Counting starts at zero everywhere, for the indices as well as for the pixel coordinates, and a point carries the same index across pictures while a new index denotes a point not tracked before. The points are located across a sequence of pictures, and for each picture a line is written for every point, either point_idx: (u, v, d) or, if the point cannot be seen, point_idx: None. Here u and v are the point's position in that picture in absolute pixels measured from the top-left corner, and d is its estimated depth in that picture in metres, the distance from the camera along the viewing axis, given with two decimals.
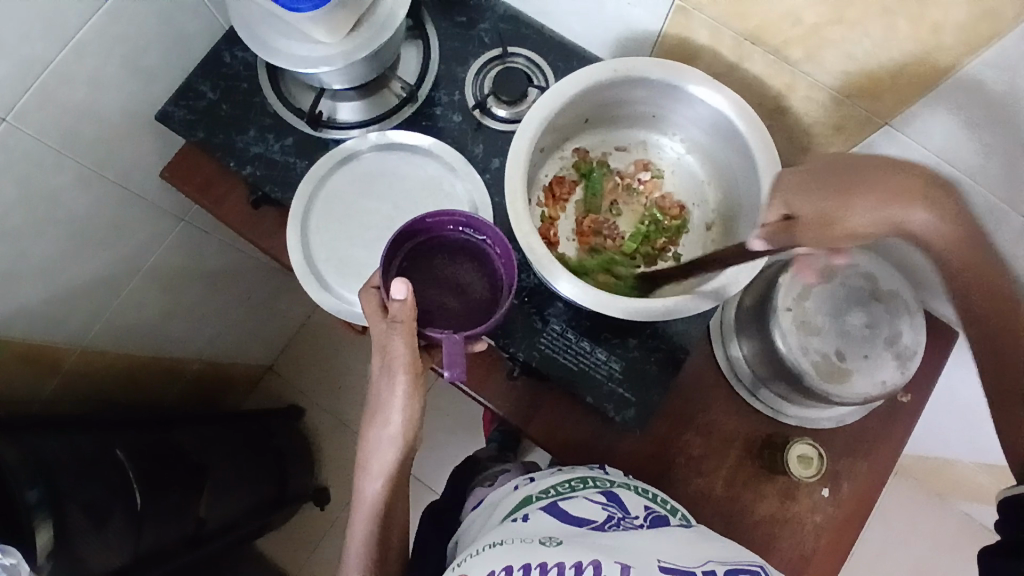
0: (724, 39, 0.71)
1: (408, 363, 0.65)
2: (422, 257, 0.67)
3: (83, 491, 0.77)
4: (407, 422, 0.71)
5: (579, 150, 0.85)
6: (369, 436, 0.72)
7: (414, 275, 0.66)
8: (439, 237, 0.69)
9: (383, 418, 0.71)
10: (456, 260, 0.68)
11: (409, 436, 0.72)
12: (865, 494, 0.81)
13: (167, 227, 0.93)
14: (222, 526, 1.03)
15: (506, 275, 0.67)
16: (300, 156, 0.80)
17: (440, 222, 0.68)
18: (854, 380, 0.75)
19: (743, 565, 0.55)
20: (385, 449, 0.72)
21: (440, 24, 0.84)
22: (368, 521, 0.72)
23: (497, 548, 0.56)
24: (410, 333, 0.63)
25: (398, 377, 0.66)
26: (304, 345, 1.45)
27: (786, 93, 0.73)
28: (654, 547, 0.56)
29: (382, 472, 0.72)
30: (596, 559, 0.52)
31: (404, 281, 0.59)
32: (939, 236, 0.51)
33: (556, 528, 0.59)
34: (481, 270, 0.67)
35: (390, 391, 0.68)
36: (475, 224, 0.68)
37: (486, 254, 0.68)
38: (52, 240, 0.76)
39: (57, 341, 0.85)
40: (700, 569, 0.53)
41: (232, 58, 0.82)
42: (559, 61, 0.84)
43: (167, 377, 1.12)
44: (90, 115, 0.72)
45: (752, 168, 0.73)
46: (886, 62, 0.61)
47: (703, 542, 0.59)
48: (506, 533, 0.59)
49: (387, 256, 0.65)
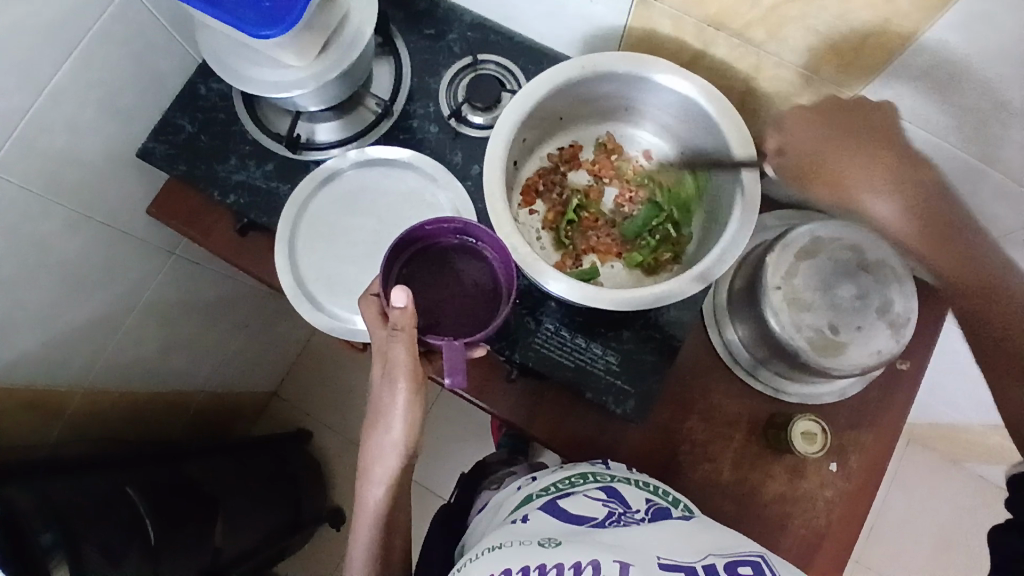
0: (687, 28, 0.72)
1: (410, 370, 0.64)
2: (422, 265, 0.68)
3: (100, 531, 0.77)
4: (410, 428, 0.69)
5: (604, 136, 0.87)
6: (371, 443, 0.70)
7: (414, 284, 0.67)
8: (437, 245, 0.69)
9: (385, 427, 0.68)
10: (452, 267, 0.68)
11: (410, 443, 0.70)
12: (874, 464, 0.82)
13: (159, 262, 0.94)
14: (239, 555, 1.03)
15: (504, 281, 0.68)
16: (283, 180, 0.81)
17: (439, 230, 0.69)
18: (849, 351, 0.75)
19: (742, 557, 0.54)
20: (386, 458, 0.70)
21: (409, 38, 0.85)
22: (371, 528, 0.72)
23: (495, 553, 0.56)
24: (412, 340, 0.62)
25: (398, 386, 0.65)
26: (307, 368, 1.46)
27: (754, 74, 0.74)
28: (653, 544, 0.54)
29: (385, 477, 0.71)
30: (595, 558, 0.51)
31: (404, 290, 0.59)
32: (893, 222, 0.63)
33: (555, 528, 0.58)
34: (478, 276, 0.68)
35: (390, 400, 0.66)
36: (472, 231, 0.69)
37: (484, 259, 0.69)
38: (46, 285, 0.77)
39: (61, 385, 0.86)
40: (700, 564, 0.52)
41: (207, 90, 0.83)
42: (530, 64, 0.85)
43: (172, 411, 1.13)
44: (73, 158, 0.73)
45: (726, 151, 0.74)
46: (846, 34, 0.62)
47: (704, 534, 0.57)
48: (505, 536, 0.59)
49: (387, 264, 0.66)
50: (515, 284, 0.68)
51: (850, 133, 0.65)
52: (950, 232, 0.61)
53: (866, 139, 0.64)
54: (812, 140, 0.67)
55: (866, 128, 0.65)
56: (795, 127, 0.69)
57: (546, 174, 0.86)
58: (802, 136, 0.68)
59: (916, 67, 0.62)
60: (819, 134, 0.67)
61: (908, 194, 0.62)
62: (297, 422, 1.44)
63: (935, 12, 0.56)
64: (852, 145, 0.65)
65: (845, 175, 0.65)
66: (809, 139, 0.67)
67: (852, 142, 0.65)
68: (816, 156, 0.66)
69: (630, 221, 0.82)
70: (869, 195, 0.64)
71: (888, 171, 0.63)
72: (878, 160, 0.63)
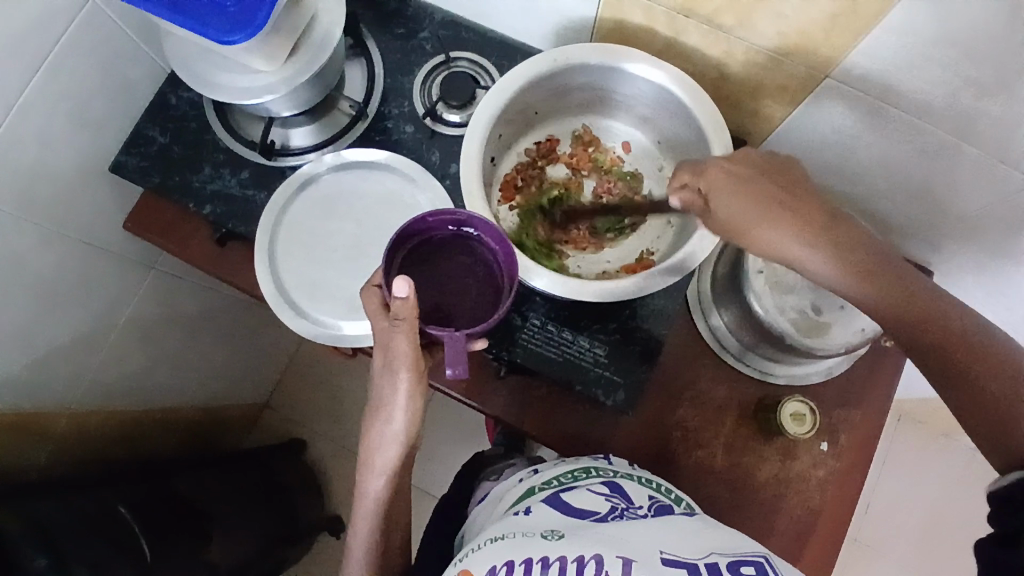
0: (658, 16, 0.72)
1: (412, 362, 0.63)
2: (423, 257, 0.66)
3: (89, 550, 0.75)
4: (412, 420, 0.68)
5: (580, 129, 0.86)
6: (370, 434, 0.69)
7: (415, 275, 0.66)
8: (438, 237, 0.68)
9: (386, 418, 0.68)
10: (454, 259, 0.67)
11: (411, 436, 0.69)
12: (864, 441, 0.82)
13: (138, 277, 0.92)
14: (234, 568, 1.00)
15: (506, 273, 0.66)
16: (259, 188, 0.80)
17: (440, 222, 0.67)
18: (833, 332, 0.76)
19: (745, 556, 0.53)
20: (385, 452, 0.69)
21: (380, 39, 0.84)
22: (369, 530, 0.71)
23: (497, 544, 0.56)
24: (414, 331, 0.61)
25: (400, 377, 0.64)
26: (296, 377, 1.45)
27: (726, 60, 0.74)
28: (656, 538, 0.54)
29: (385, 469, 0.70)
30: (598, 552, 0.51)
31: (405, 278, 0.56)
32: (833, 272, 0.55)
33: (558, 521, 0.58)
34: (480, 269, 0.67)
35: (392, 391, 0.66)
36: (473, 222, 0.67)
37: (485, 252, 0.68)
38: (24, 307, 0.76)
39: (45, 407, 0.84)
40: (704, 562, 0.51)
41: (178, 100, 0.82)
42: (503, 60, 0.85)
43: (160, 427, 1.11)
44: (44, 176, 0.72)
45: (702, 137, 0.74)
46: (815, 16, 0.62)
47: (708, 532, 0.57)
48: (507, 528, 0.59)
49: (388, 254, 0.64)
50: (517, 277, 0.66)
51: (777, 193, 0.58)
52: (894, 281, 0.55)
53: (788, 198, 0.58)
54: (736, 203, 0.59)
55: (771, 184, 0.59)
56: (720, 185, 0.61)
57: (523, 168, 0.85)
58: (727, 192, 0.60)
59: (885, 46, 0.62)
60: (743, 195, 0.59)
61: (839, 252, 0.55)
62: (289, 431, 1.43)
63: None
64: (786, 202, 0.57)
65: (777, 239, 0.57)
66: (734, 199, 0.59)
67: (780, 202, 0.57)
68: (743, 224, 0.58)
69: (603, 217, 0.82)
70: (799, 260, 0.57)
71: (815, 234, 0.56)
72: (804, 225, 0.56)
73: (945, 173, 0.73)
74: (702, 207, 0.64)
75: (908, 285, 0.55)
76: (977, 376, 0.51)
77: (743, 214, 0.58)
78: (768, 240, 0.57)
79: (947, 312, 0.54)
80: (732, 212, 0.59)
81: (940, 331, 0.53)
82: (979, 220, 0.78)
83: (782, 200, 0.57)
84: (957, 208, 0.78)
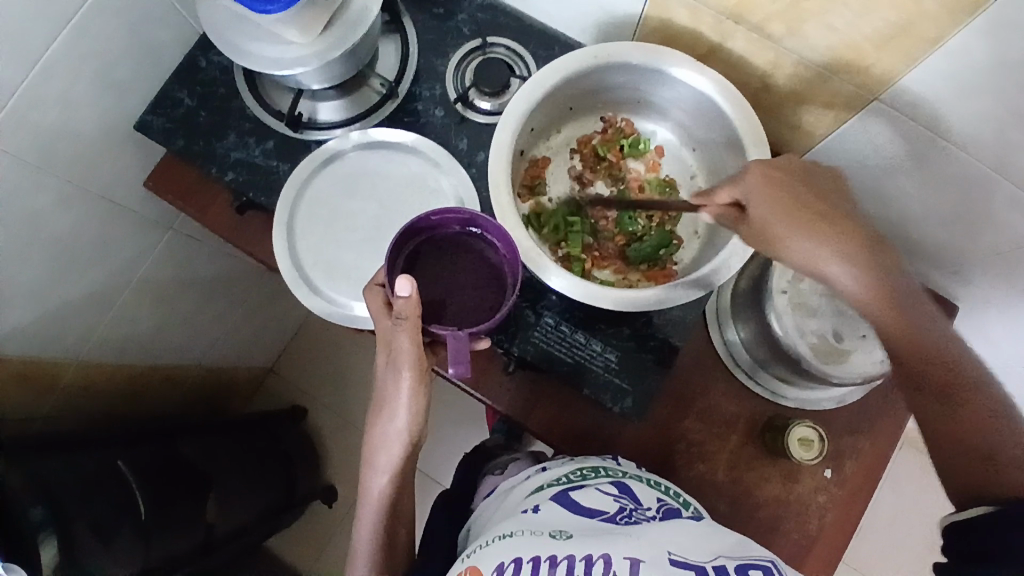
0: (704, 18, 0.69)
1: (414, 360, 0.64)
2: (427, 256, 0.66)
3: (89, 508, 0.76)
4: (414, 418, 0.68)
5: (606, 116, 0.84)
6: (374, 433, 0.71)
7: (419, 274, 0.66)
8: (442, 236, 0.68)
9: (389, 416, 0.69)
10: (456, 258, 0.67)
11: (413, 435, 0.70)
12: (870, 470, 0.81)
13: (156, 237, 0.92)
14: (233, 531, 1.03)
15: (510, 269, 0.66)
16: (283, 160, 0.79)
17: (445, 220, 0.68)
18: (852, 359, 0.75)
19: (753, 560, 0.52)
20: (390, 448, 0.71)
21: (416, 16, 0.82)
22: (374, 521, 0.73)
23: (506, 541, 0.55)
24: (417, 330, 0.61)
25: (402, 374, 0.65)
26: (303, 347, 1.45)
27: (772, 71, 0.72)
28: (664, 537, 0.54)
29: (387, 468, 0.72)
30: (606, 552, 0.51)
31: (409, 279, 0.58)
32: (853, 283, 0.57)
33: (567, 521, 0.57)
34: (485, 265, 0.67)
35: (396, 390, 0.67)
36: (479, 221, 0.67)
37: (490, 250, 0.67)
38: (40, 258, 0.75)
39: (54, 358, 0.84)
40: (711, 566, 0.51)
41: (207, 63, 0.81)
42: (540, 49, 0.82)
43: (167, 385, 1.12)
44: (69, 130, 0.71)
45: (739, 148, 0.72)
46: (868, 35, 0.60)
47: (713, 536, 0.56)
48: (516, 525, 0.58)
49: (392, 254, 0.65)
50: (522, 275, 0.66)
51: (813, 201, 0.59)
52: (901, 305, 0.56)
53: (824, 212, 0.59)
54: (779, 201, 0.60)
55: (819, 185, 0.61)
56: (763, 186, 0.61)
57: (545, 159, 0.83)
58: (762, 197, 0.61)
59: (938, 74, 0.60)
60: (788, 199, 0.59)
61: (867, 268, 0.57)
62: (292, 399, 1.44)
63: (964, 18, 0.53)
64: (818, 208, 0.59)
65: (805, 248, 0.58)
66: (767, 206, 0.60)
67: (809, 215, 0.59)
68: (773, 228, 0.60)
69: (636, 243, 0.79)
70: (824, 271, 0.58)
71: (839, 249, 0.58)
72: (834, 235, 0.58)
73: (985, 209, 0.71)
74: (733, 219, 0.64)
75: (921, 317, 0.56)
76: (944, 390, 0.53)
77: (772, 219, 0.60)
78: (796, 249, 0.59)
79: (956, 353, 0.54)
80: (766, 216, 0.60)
81: (932, 369, 0.54)
82: (1013, 258, 0.76)
83: (820, 212, 0.59)
84: (993, 244, 0.75)
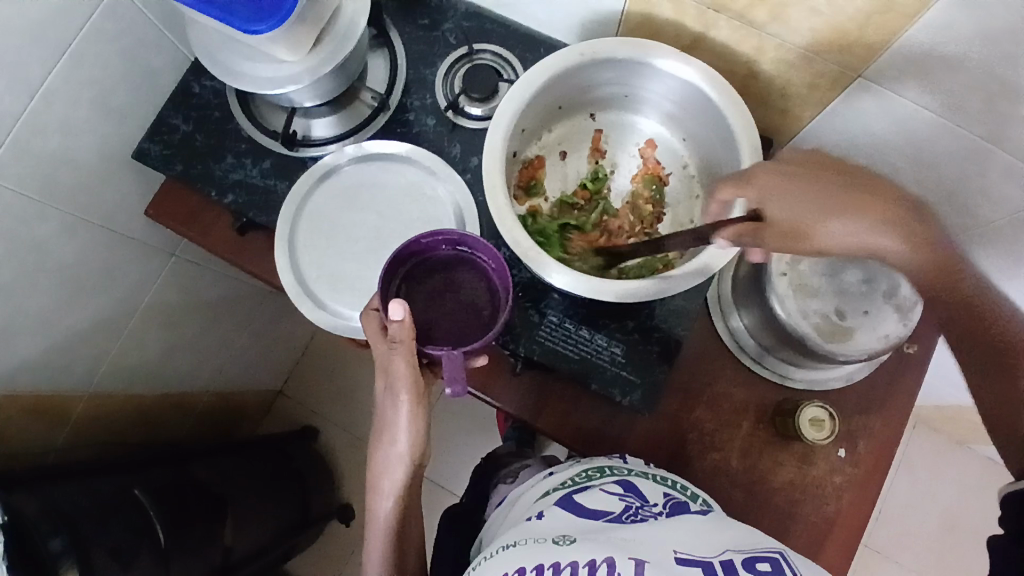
0: (687, 10, 0.70)
1: (412, 384, 0.65)
2: (419, 278, 0.68)
3: (107, 534, 0.76)
4: (415, 440, 0.70)
5: (596, 114, 0.85)
6: (380, 453, 0.71)
7: (412, 297, 0.67)
8: (434, 256, 0.69)
9: (391, 440, 0.70)
10: (448, 278, 0.68)
11: (416, 455, 0.71)
12: (883, 448, 0.81)
13: (159, 263, 0.93)
14: (250, 554, 1.03)
15: (501, 286, 0.67)
16: (280, 178, 0.80)
17: (436, 242, 0.68)
18: (856, 337, 0.74)
19: (759, 552, 0.51)
20: (393, 470, 0.72)
21: (403, 29, 0.84)
22: (382, 541, 0.73)
23: (511, 551, 0.54)
24: (412, 353, 0.62)
25: (401, 399, 0.66)
26: (311, 365, 1.46)
27: (757, 57, 0.73)
28: (670, 537, 0.53)
29: (394, 489, 0.72)
30: (609, 556, 0.50)
31: (401, 303, 0.59)
32: (909, 260, 0.55)
33: (570, 525, 0.57)
34: (479, 282, 0.68)
35: (395, 413, 0.68)
36: (467, 239, 0.68)
37: (480, 266, 0.68)
38: (46, 291, 0.76)
39: (64, 391, 0.85)
40: (717, 561, 0.50)
41: (200, 88, 0.82)
42: (526, 52, 0.84)
43: (177, 412, 1.13)
44: (68, 162, 0.73)
45: (728, 134, 0.73)
46: (850, 15, 0.61)
47: (722, 527, 0.56)
48: (520, 534, 0.57)
49: (384, 280, 0.66)
50: (513, 287, 0.67)
51: (837, 182, 0.56)
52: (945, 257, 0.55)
53: (860, 187, 0.56)
54: (796, 186, 0.57)
55: (836, 173, 0.58)
56: (771, 182, 0.59)
57: (539, 160, 0.84)
58: (781, 191, 0.58)
59: (920, 47, 0.61)
60: (804, 187, 0.57)
61: (914, 236, 0.54)
62: (302, 420, 1.44)
63: None
64: (843, 187, 0.56)
65: (843, 228, 0.55)
66: (786, 199, 0.58)
67: (849, 194, 0.55)
68: (806, 220, 0.56)
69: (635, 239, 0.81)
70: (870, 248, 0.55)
71: (890, 221, 0.54)
72: (875, 212, 0.55)
73: (977, 179, 0.72)
74: (753, 232, 0.59)
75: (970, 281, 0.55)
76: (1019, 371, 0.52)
77: (797, 211, 0.57)
78: (835, 235, 0.55)
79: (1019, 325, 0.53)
80: (793, 212, 0.57)
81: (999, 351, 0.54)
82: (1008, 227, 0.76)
83: (858, 190, 0.56)
84: (987, 214, 0.76)
